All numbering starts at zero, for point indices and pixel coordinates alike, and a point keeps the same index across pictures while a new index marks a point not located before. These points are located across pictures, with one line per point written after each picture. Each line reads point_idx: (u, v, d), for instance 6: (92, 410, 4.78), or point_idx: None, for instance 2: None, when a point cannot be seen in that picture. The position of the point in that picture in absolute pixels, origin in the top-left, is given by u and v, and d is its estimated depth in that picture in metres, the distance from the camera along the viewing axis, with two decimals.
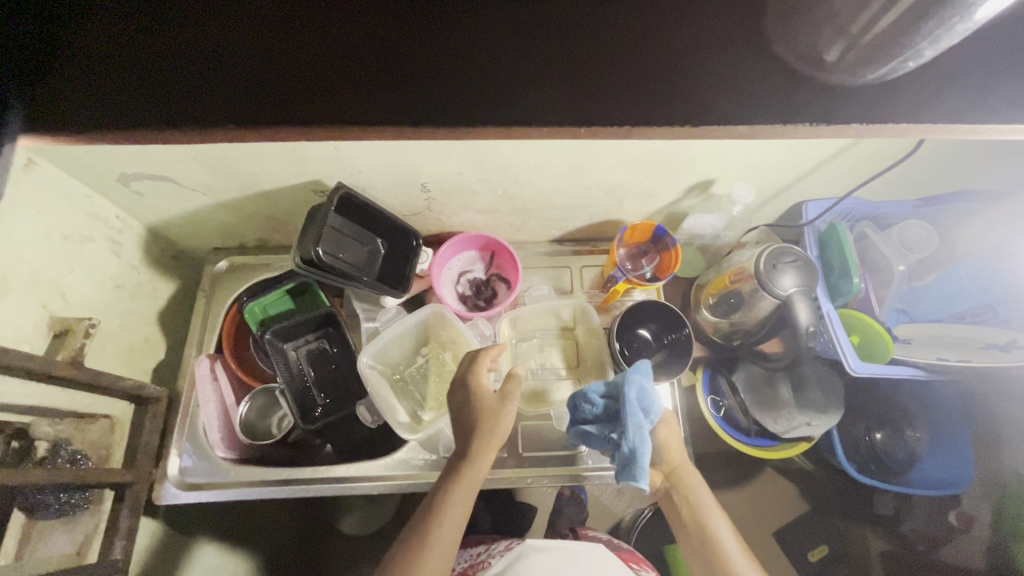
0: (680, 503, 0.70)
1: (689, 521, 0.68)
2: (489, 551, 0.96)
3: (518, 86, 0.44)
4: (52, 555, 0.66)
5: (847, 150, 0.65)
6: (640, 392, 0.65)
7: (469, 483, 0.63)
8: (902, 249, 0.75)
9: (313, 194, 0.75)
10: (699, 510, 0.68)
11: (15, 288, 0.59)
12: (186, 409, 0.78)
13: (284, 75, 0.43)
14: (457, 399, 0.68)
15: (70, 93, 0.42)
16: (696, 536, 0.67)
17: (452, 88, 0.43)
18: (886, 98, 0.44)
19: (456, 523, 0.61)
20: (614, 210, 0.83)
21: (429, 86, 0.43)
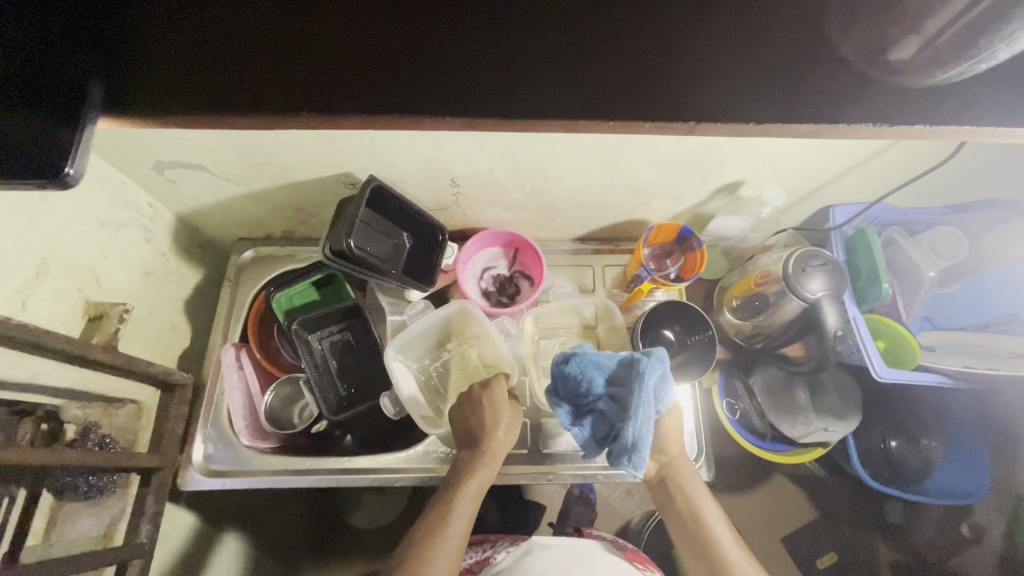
0: (675, 494, 0.69)
1: (683, 513, 0.68)
2: (494, 547, 0.97)
3: (571, 77, 0.40)
4: (79, 536, 0.67)
5: (881, 153, 0.65)
6: (656, 382, 0.63)
7: (479, 493, 0.64)
8: (933, 255, 0.75)
9: (343, 187, 0.76)
10: (693, 502, 0.68)
11: (53, 272, 0.60)
12: (211, 396, 0.79)
13: (353, 58, 0.40)
14: (469, 413, 0.69)
15: (143, 74, 0.39)
16: (689, 528, 0.67)
17: (498, 81, 0.40)
18: (960, 100, 0.41)
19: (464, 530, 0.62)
20: (640, 210, 0.83)
21: (474, 77, 0.40)
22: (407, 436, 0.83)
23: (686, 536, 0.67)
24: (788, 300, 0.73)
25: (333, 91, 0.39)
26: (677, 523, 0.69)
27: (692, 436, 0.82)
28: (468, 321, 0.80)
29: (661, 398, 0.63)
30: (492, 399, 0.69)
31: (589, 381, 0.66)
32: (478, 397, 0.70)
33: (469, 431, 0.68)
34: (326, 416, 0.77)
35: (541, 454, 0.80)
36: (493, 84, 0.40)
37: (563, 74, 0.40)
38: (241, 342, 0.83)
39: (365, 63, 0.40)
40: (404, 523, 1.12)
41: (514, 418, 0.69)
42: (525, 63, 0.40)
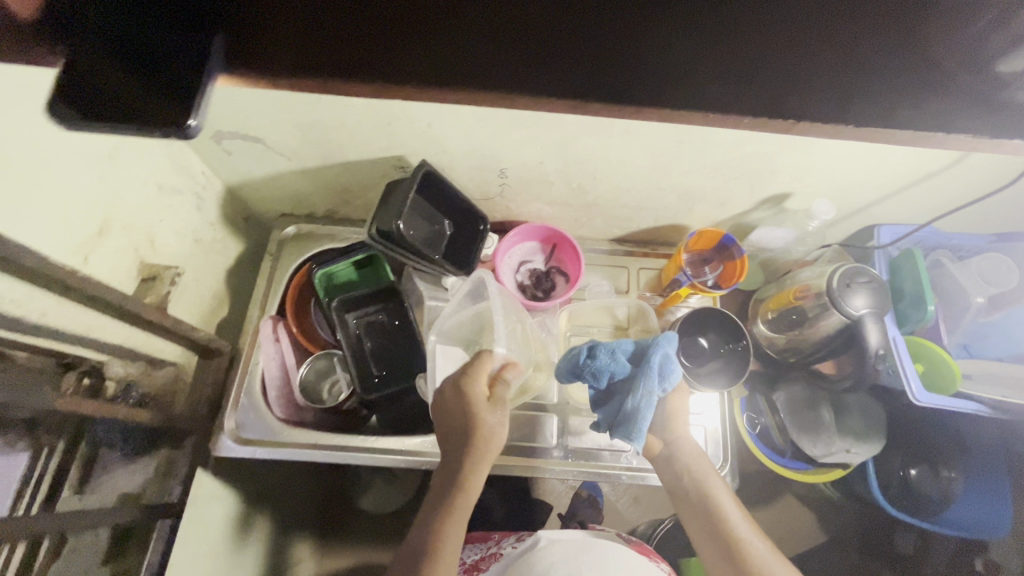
0: (683, 476, 0.67)
1: (692, 494, 0.66)
2: (499, 544, 0.96)
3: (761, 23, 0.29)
4: (113, 493, 0.69)
5: (937, 174, 0.65)
6: (663, 361, 0.65)
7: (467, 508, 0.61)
8: (982, 281, 0.74)
9: (392, 169, 0.77)
10: (702, 483, 0.66)
11: (114, 230, 0.61)
12: (246, 367, 0.79)
13: None
14: (449, 419, 0.65)
15: None
16: (699, 509, 0.66)
17: (645, 16, 0.29)
18: None
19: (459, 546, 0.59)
20: (682, 215, 0.83)
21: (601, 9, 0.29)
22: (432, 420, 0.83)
23: (697, 517, 0.66)
24: (829, 316, 0.73)
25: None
26: (686, 504, 0.67)
27: (717, 444, 0.82)
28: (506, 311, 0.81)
29: (670, 374, 0.65)
30: (468, 405, 0.64)
31: (605, 359, 0.67)
32: (453, 402, 0.65)
33: (452, 440, 0.64)
34: (358, 394, 0.77)
35: (564, 450, 0.80)
36: (642, 18, 0.29)
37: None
38: (278, 315, 0.85)
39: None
40: (414, 509, 1.13)
41: (498, 418, 0.64)
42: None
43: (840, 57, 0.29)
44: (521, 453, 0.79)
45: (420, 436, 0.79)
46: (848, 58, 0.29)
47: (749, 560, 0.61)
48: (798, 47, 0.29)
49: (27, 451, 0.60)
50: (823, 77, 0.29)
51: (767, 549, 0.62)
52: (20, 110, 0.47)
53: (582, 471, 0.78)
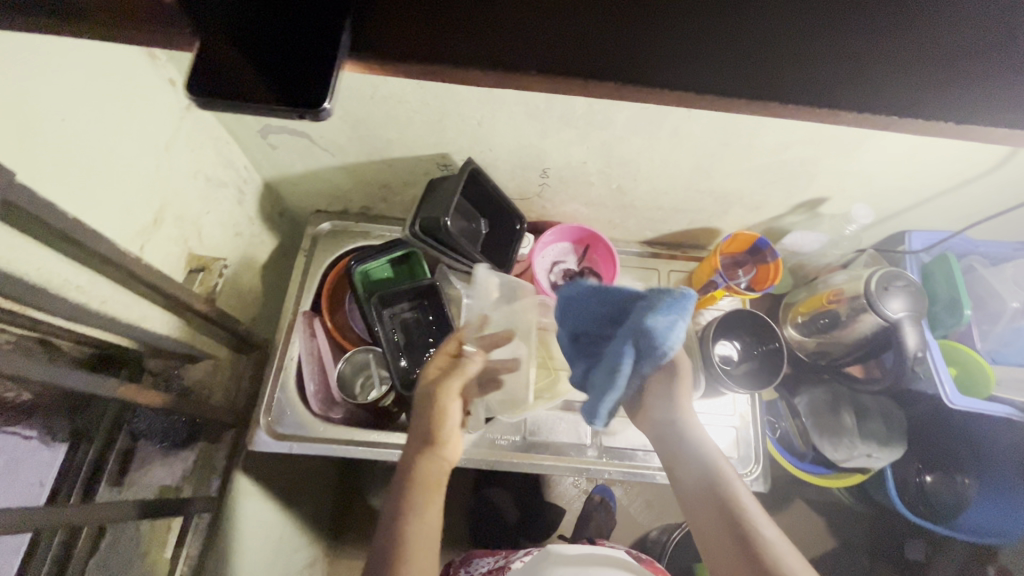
0: (693, 467, 0.62)
1: (701, 486, 0.61)
2: (509, 556, 0.94)
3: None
4: (153, 484, 0.70)
5: (978, 179, 0.67)
6: (643, 336, 0.54)
7: (426, 500, 0.55)
8: (1015, 285, 0.76)
9: (434, 166, 0.77)
10: (715, 472, 0.61)
11: (168, 221, 0.62)
12: (280, 363, 0.79)
13: None
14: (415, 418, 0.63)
15: None
16: (711, 504, 0.59)
17: None
18: None
19: (425, 541, 0.53)
20: (715, 218, 0.84)
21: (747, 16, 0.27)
22: None
23: (710, 511, 0.59)
24: (864, 317, 0.74)
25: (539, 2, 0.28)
26: (699, 504, 0.60)
27: (747, 445, 0.82)
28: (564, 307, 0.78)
29: (651, 353, 0.54)
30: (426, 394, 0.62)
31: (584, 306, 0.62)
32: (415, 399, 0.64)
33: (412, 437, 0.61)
34: (397, 391, 0.76)
35: (598, 449, 0.80)
36: None
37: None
38: (313, 311, 0.84)
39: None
40: None
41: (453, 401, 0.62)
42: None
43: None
44: (553, 452, 0.80)
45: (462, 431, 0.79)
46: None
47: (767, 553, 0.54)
48: None
49: (66, 443, 0.63)
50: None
51: (781, 538, 0.55)
52: (94, 98, 0.48)
53: (616, 471, 0.79)
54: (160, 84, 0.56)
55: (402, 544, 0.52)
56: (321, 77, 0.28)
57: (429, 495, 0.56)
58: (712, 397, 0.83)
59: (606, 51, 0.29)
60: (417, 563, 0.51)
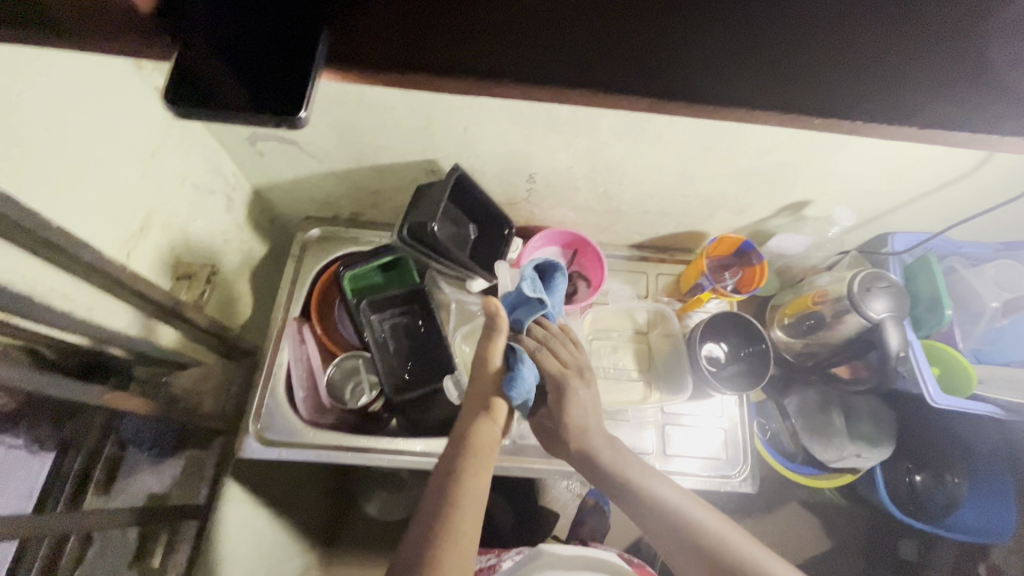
0: (634, 491, 0.63)
1: (647, 506, 0.62)
2: (503, 556, 0.95)
3: (843, 48, 0.31)
4: (140, 493, 0.69)
5: (955, 181, 0.68)
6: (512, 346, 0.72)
7: (481, 460, 0.61)
8: (996, 287, 0.77)
9: (422, 172, 0.78)
10: (651, 488, 0.63)
11: (154, 228, 0.62)
12: (269, 369, 0.79)
13: None
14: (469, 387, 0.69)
15: None
16: (663, 523, 0.61)
17: (732, 25, 0.30)
18: None
19: (477, 497, 0.57)
20: (702, 222, 0.85)
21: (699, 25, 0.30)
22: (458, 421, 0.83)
23: (675, 543, 0.60)
24: (849, 318, 0.75)
25: (509, 16, 0.29)
26: (662, 536, 0.61)
27: (736, 446, 0.82)
28: (564, 343, 0.73)
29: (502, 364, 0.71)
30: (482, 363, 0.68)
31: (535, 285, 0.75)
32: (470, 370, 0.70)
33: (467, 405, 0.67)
34: (386, 397, 0.77)
35: None
36: (729, 28, 0.30)
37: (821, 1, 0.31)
38: (303, 316, 0.84)
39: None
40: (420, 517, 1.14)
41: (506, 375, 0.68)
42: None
43: (908, 63, 0.31)
44: (543, 455, 0.80)
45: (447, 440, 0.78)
46: (914, 62, 0.31)
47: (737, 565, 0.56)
48: (874, 76, 0.31)
49: (53, 452, 0.63)
50: (889, 85, 0.31)
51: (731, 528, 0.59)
52: (79, 107, 0.49)
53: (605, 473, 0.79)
54: (147, 93, 0.56)
55: (459, 494, 0.57)
56: (296, 88, 0.29)
57: (487, 456, 0.61)
58: (700, 399, 0.84)
59: (580, 60, 0.30)
60: (469, 512, 0.55)
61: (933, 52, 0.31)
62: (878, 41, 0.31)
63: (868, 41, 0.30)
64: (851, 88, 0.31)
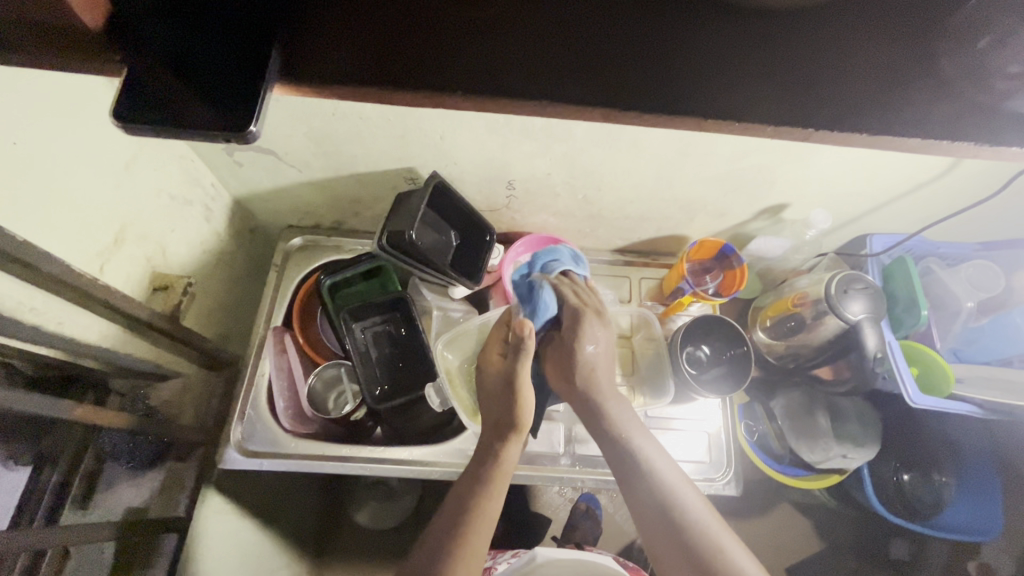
0: (642, 482, 0.62)
1: (651, 495, 0.61)
2: (495, 561, 0.95)
3: (794, 60, 0.31)
4: (119, 505, 0.69)
5: (928, 183, 0.68)
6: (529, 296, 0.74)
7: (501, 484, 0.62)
8: (971, 286, 0.78)
9: (401, 181, 0.78)
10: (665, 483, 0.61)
11: (129, 240, 0.62)
12: (251, 379, 0.79)
13: None
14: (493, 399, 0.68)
15: None
16: (661, 518, 0.59)
17: (674, 42, 0.31)
18: None
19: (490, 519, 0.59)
20: (682, 226, 0.86)
21: (653, 43, 0.31)
22: (442, 428, 0.83)
23: (661, 525, 0.59)
24: (828, 321, 0.76)
25: (456, 33, 0.30)
26: (653, 522, 0.60)
27: (720, 449, 0.82)
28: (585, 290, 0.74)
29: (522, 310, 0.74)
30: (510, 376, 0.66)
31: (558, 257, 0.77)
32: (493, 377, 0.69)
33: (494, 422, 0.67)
34: (368, 405, 0.77)
35: (571, 457, 0.80)
36: (673, 43, 0.31)
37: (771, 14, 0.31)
38: (284, 326, 0.84)
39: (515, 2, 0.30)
40: (411, 524, 1.13)
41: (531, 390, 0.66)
42: (731, 11, 0.31)
43: (860, 71, 0.31)
44: (527, 461, 0.80)
45: (430, 447, 0.78)
46: (868, 70, 0.31)
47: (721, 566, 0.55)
48: (822, 85, 0.31)
49: (29, 466, 0.64)
50: (839, 91, 0.31)
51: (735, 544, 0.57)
52: (48, 122, 0.49)
53: (589, 478, 0.79)
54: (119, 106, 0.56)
55: (471, 516, 0.59)
56: (245, 103, 0.29)
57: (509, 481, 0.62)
58: (683, 402, 0.83)
59: (532, 74, 0.30)
60: (479, 536, 0.58)
61: (885, 61, 0.31)
62: (828, 51, 0.31)
63: (811, 56, 0.31)
64: (804, 96, 0.31)
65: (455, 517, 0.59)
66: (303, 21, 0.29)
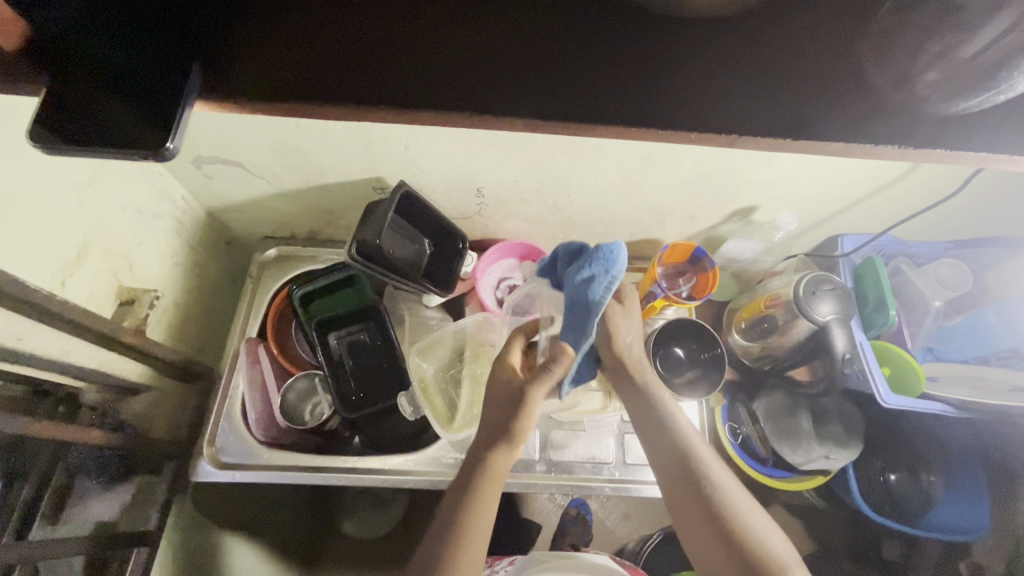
0: (678, 460, 0.58)
1: (687, 474, 0.57)
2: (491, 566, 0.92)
3: (705, 69, 0.32)
4: (88, 520, 0.69)
5: (891, 185, 0.69)
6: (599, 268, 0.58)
7: (492, 493, 0.55)
8: (939, 286, 0.79)
9: (371, 190, 0.78)
10: (703, 462, 0.57)
11: (92, 255, 0.62)
12: (225, 391, 0.79)
13: None
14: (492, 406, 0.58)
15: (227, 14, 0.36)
16: (697, 495, 0.56)
17: (587, 53, 0.32)
18: None
19: (482, 527, 0.54)
20: (655, 230, 0.86)
21: (571, 59, 0.32)
22: (417, 436, 0.83)
23: (695, 501, 0.56)
24: (799, 322, 0.76)
25: (375, 52, 0.31)
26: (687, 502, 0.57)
27: None
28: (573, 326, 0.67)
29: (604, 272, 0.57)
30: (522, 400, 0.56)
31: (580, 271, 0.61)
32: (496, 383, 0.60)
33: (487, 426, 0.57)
34: (341, 414, 0.77)
35: (546, 464, 0.80)
36: (586, 54, 0.32)
37: (686, 29, 0.32)
38: (258, 337, 0.84)
39: (435, 26, 0.32)
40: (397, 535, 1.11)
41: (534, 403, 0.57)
42: (642, 26, 0.32)
43: (769, 79, 0.32)
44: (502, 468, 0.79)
45: (403, 456, 0.78)
46: (782, 83, 0.32)
47: (771, 565, 0.51)
48: (733, 90, 0.32)
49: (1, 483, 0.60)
50: (754, 97, 0.32)
51: (773, 528, 0.54)
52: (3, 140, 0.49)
53: (565, 483, 0.79)
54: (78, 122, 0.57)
55: (464, 526, 0.53)
56: (162, 123, 0.30)
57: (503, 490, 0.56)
58: None
59: (449, 88, 0.31)
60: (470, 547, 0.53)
61: (795, 72, 0.32)
62: (736, 62, 0.32)
63: (720, 65, 0.32)
64: (715, 99, 0.32)
65: (446, 525, 0.54)
66: (220, 64, 0.31)
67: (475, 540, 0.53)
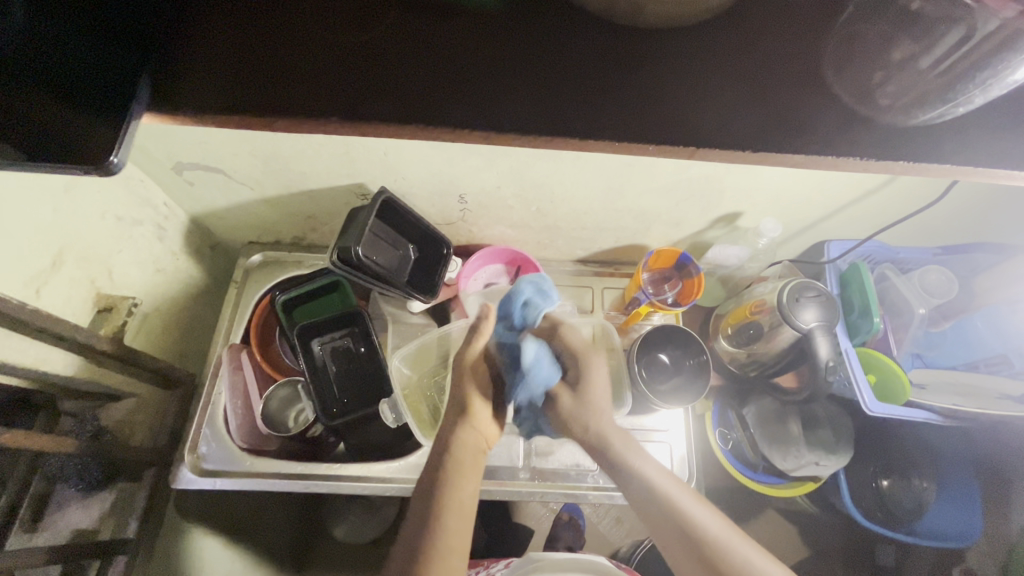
0: (649, 491, 0.56)
1: (655, 505, 0.56)
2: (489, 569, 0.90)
3: (656, 87, 0.37)
4: (67, 527, 0.69)
5: (873, 193, 0.69)
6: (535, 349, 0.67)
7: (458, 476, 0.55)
8: (925, 293, 0.79)
9: (354, 197, 0.78)
10: (669, 490, 0.56)
11: (69, 262, 0.62)
12: (207, 398, 0.78)
13: None
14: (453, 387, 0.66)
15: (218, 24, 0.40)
16: (670, 524, 0.54)
17: (552, 73, 0.37)
18: (985, 130, 0.39)
19: (459, 514, 0.52)
20: (640, 236, 0.86)
21: (532, 80, 0.37)
22: (400, 443, 0.82)
23: (669, 530, 0.54)
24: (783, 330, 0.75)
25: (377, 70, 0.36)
26: (675, 548, 0.54)
27: (684, 461, 0.81)
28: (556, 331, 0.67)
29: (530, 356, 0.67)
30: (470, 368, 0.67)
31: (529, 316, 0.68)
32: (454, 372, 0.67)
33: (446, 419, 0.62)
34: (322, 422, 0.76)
35: (530, 471, 0.80)
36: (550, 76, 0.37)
37: (657, 52, 0.37)
38: (242, 343, 0.84)
39: (425, 52, 0.37)
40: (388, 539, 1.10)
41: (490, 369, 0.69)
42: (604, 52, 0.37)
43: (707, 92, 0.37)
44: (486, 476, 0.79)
45: (386, 464, 0.78)
46: (710, 102, 0.37)
47: None
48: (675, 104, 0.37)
49: None
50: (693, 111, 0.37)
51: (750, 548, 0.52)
52: None
53: (549, 491, 0.78)
54: None
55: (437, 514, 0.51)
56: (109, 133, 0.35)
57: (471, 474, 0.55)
58: (645, 412, 0.83)
59: (446, 106, 0.36)
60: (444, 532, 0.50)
61: (722, 92, 0.37)
62: (682, 82, 0.37)
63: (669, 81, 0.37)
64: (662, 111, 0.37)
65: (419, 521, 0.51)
66: (182, 83, 0.37)
67: (451, 530, 0.50)
